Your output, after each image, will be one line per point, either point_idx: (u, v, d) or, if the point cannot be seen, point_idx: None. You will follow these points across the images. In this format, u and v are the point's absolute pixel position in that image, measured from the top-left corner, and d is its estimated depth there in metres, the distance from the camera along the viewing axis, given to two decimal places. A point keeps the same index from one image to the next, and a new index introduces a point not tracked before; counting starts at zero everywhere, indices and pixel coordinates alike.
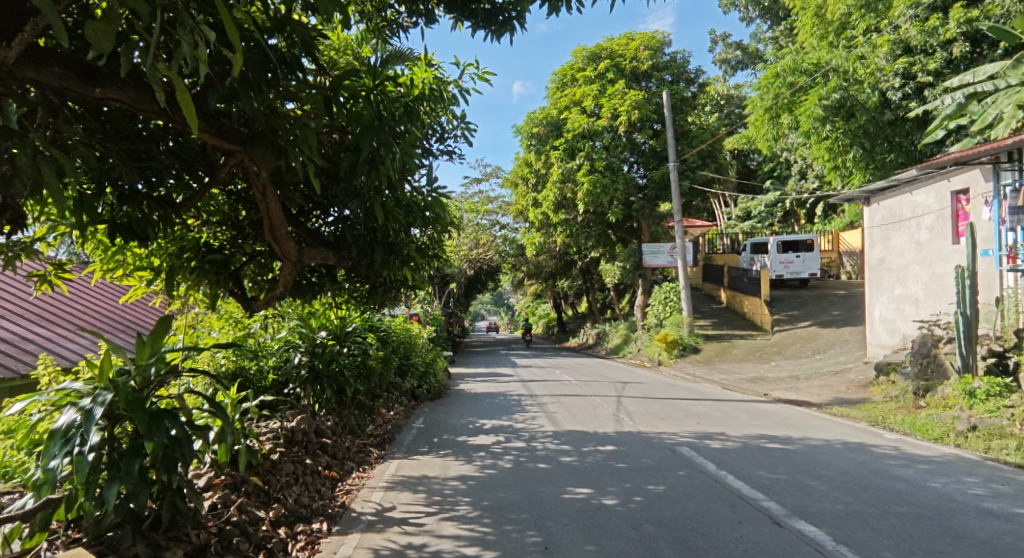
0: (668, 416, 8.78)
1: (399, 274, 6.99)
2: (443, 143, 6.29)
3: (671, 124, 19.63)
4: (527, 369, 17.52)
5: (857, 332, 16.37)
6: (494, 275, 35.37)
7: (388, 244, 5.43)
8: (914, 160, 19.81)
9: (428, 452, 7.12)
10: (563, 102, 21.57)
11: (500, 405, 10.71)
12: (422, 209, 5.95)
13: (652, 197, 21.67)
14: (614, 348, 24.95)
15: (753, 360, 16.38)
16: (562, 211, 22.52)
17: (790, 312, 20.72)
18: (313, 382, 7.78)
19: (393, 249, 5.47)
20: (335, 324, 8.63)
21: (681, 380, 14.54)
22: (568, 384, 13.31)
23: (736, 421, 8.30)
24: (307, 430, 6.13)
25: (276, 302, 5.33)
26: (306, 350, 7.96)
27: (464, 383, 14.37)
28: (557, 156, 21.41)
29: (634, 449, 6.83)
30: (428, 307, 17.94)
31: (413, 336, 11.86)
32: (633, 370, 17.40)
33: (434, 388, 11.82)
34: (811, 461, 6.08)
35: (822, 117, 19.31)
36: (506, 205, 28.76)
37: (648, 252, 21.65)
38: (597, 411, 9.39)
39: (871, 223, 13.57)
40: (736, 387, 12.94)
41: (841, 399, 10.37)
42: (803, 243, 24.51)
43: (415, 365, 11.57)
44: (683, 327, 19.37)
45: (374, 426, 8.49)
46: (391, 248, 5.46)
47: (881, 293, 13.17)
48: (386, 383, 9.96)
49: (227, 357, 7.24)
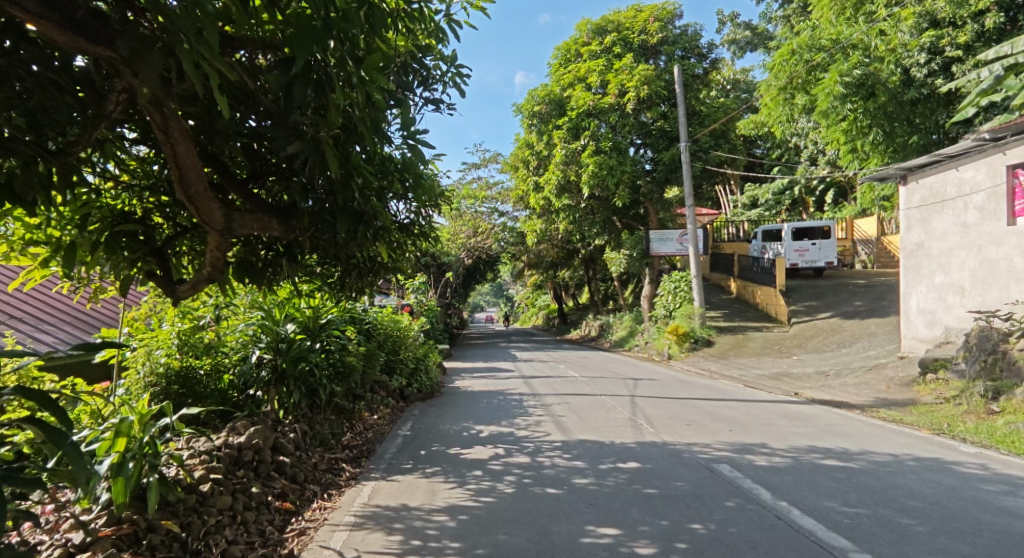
0: (693, 423, 7.58)
1: (379, 254, 5.80)
2: (424, 93, 5.09)
3: (683, 102, 18.41)
4: (528, 364, 16.34)
5: (885, 324, 15.18)
6: (493, 265, 34.12)
7: (354, 214, 4.27)
8: (936, 142, 18.62)
9: (412, 470, 5.91)
10: (566, 79, 20.25)
11: (499, 406, 9.50)
12: (402, 172, 4.78)
13: (661, 180, 20.45)
14: (619, 340, 23.80)
15: (772, 354, 15.19)
16: (565, 196, 21.24)
17: (808, 303, 19.53)
18: (279, 384, 6.60)
19: (361, 222, 4.30)
20: (310, 317, 7.43)
21: (696, 377, 13.34)
22: (574, 382, 12.09)
23: (774, 429, 7.09)
24: (258, 446, 4.97)
25: (205, 285, 4.15)
26: (270, 346, 6.74)
27: (460, 380, 13.17)
28: (560, 136, 20.05)
29: (663, 468, 5.60)
30: (421, 297, 16.70)
31: (403, 328, 10.62)
32: (641, 365, 16.21)
33: (425, 387, 10.59)
34: (889, 486, 4.84)
35: (841, 95, 18.04)
36: (505, 191, 27.49)
37: (656, 239, 20.43)
38: (610, 415, 8.20)
39: (907, 205, 12.33)
40: (759, 384, 11.74)
41: (884, 400, 9.17)
42: (818, 230, 23.29)
43: (404, 363, 10.35)
44: (694, 319, 18.18)
45: (352, 436, 7.30)
46: (359, 219, 4.30)
47: (919, 282, 11.93)
48: (368, 383, 8.73)
49: (170, 356, 6.05)
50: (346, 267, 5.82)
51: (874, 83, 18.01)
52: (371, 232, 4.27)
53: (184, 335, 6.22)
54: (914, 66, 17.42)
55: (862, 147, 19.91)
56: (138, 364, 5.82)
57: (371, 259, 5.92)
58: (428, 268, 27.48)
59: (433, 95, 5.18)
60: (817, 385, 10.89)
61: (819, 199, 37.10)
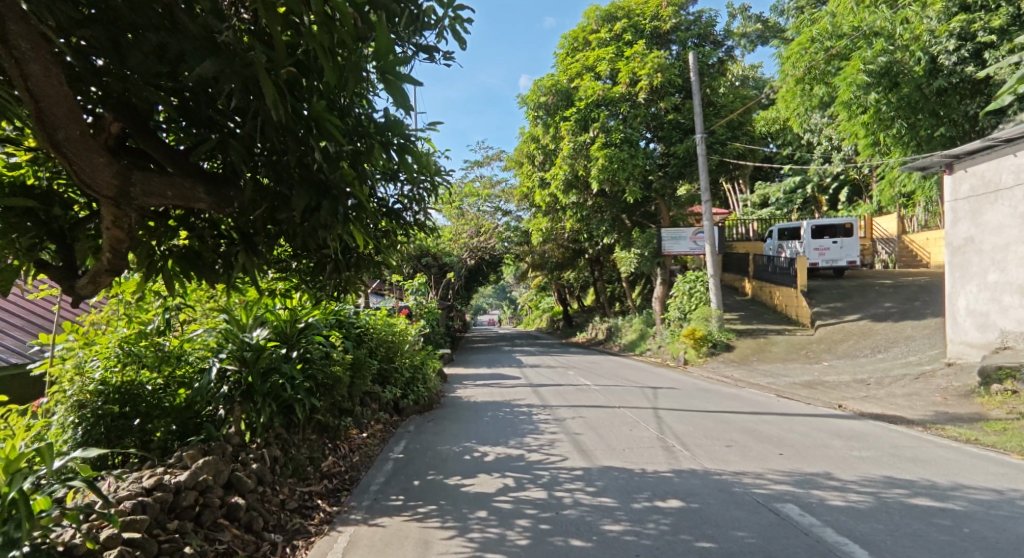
0: (734, 444, 6.49)
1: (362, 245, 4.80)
2: (418, 40, 4.02)
3: (698, 91, 17.37)
4: (536, 370, 15.25)
5: (922, 327, 14.07)
6: (496, 265, 33.05)
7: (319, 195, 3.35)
8: (964, 135, 17.54)
9: (401, 507, 4.83)
10: (574, 69, 19.14)
11: (506, 421, 8.42)
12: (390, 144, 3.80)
13: (674, 174, 19.30)
14: (629, 344, 22.74)
15: (799, 360, 14.09)
16: (572, 192, 20.09)
17: (832, 304, 18.44)
18: (247, 401, 5.51)
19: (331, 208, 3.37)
20: (286, 322, 6.36)
21: (719, 385, 12.26)
22: (587, 391, 11.00)
23: (834, 453, 5.99)
24: (205, 485, 3.97)
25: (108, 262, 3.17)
26: (232, 354, 5.62)
27: (462, 388, 12.08)
28: (567, 128, 18.85)
29: (713, 506, 4.51)
30: (421, 298, 15.63)
31: (398, 332, 9.55)
32: (657, 371, 15.12)
33: (422, 398, 9.44)
34: (1019, 541, 3.73)
35: (865, 85, 16.80)
36: (509, 189, 26.39)
37: (668, 237, 19.34)
38: (635, 434, 7.11)
39: (951, 196, 11.23)
40: (792, 394, 10.65)
41: (945, 414, 8.09)
42: (840, 228, 22.12)
43: (399, 372, 9.26)
44: (712, 322, 17.09)
45: (334, 460, 6.23)
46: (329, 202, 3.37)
47: (968, 281, 10.80)
48: (356, 395, 7.63)
49: (110, 369, 4.90)
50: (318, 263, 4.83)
51: (898, 72, 16.81)
52: (339, 223, 3.33)
53: (128, 343, 5.09)
54: (942, 53, 16.37)
55: (883, 141, 18.90)
56: (66, 381, 4.68)
57: (356, 254, 4.88)
58: (429, 268, 26.48)
59: (430, 44, 4.10)
60: (859, 396, 9.80)
61: (831, 197, 36.00)
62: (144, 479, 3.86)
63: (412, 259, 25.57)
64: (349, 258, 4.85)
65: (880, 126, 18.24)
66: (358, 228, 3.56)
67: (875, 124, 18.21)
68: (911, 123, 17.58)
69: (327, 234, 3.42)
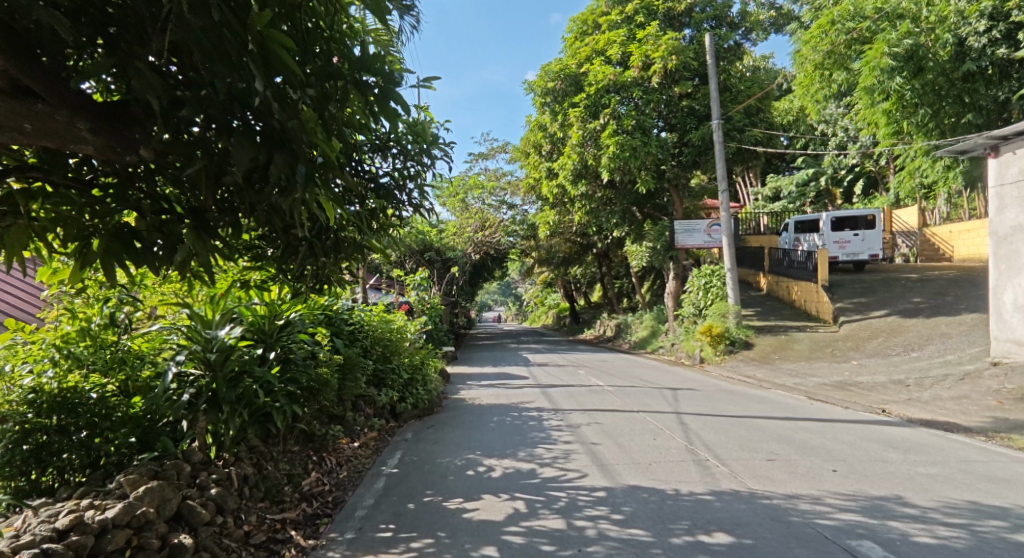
0: (777, 458, 5.66)
1: (341, 222, 4.03)
2: None
3: (715, 74, 16.55)
4: (543, 369, 14.41)
5: (957, 324, 13.31)
6: (502, 261, 32.27)
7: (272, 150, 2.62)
8: (995, 122, 16.57)
9: (389, 541, 4.02)
10: (583, 53, 18.27)
11: (513, 428, 7.57)
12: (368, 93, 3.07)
13: (689, 163, 18.47)
14: (640, 341, 21.93)
15: (826, 360, 13.37)
16: (581, 182, 19.24)
17: (856, 299, 17.60)
18: (213, 410, 4.64)
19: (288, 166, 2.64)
20: (264, 319, 5.54)
21: (742, 386, 11.45)
22: (601, 393, 10.17)
23: (898, 470, 5.14)
24: (146, 519, 3.30)
25: None
26: (193, 356, 4.75)
27: (467, 389, 11.29)
28: (576, 115, 17.98)
29: (769, 542, 3.69)
30: (424, 293, 14.84)
31: (397, 330, 8.75)
32: (672, 370, 14.31)
33: (422, 402, 8.58)
34: None
35: (889, 69, 15.71)
36: (515, 181, 25.56)
37: (681, 230, 18.48)
38: (661, 446, 6.29)
39: (995, 180, 10.34)
40: (825, 397, 9.80)
41: (1006, 421, 7.24)
42: (862, 220, 21.25)
43: (396, 373, 8.41)
44: (729, 318, 16.28)
45: (317, 476, 5.40)
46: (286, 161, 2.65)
47: (1016, 273, 9.91)
48: (346, 399, 6.82)
49: (45, 374, 4.08)
50: (287, 248, 4.08)
51: (923, 56, 15.73)
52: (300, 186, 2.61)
53: (67, 343, 4.30)
54: (971, 33, 15.45)
55: (906, 129, 17.62)
56: None
57: (338, 236, 4.10)
58: (432, 263, 25.70)
59: None
60: (901, 400, 8.98)
61: (846, 190, 35.04)
62: (63, 513, 3.17)
63: (415, 254, 24.81)
64: (327, 240, 4.06)
65: (903, 114, 17.02)
66: (326, 198, 2.82)
67: (897, 111, 17.01)
68: (936, 109, 16.49)
69: (285, 201, 2.66)
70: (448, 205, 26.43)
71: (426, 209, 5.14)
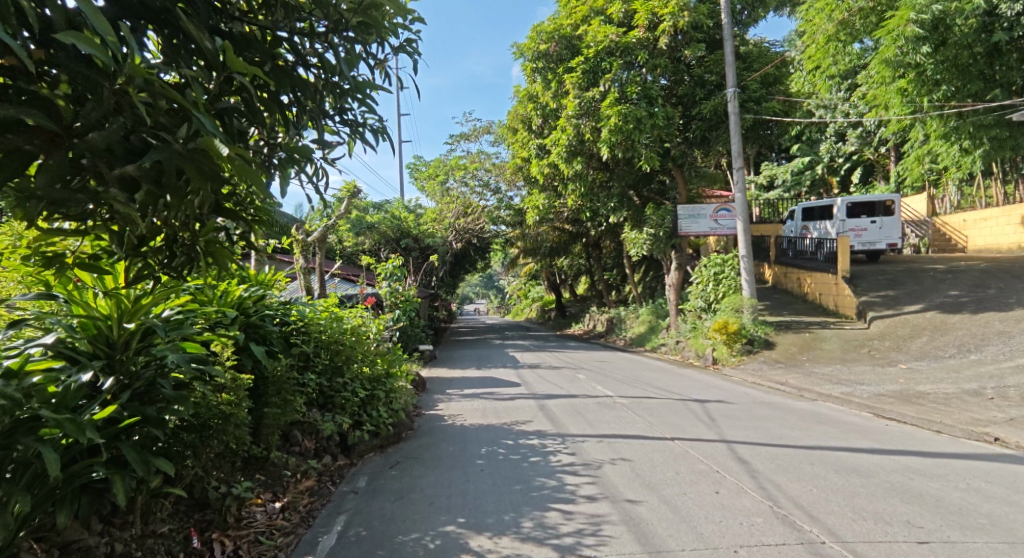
0: (932, 540, 3.59)
1: (134, 80, 2.03)
2: None
3: (731, 37, 14.51)
4: (536, 372, 12.43)
5: (1012, 321, 11.95)
6: (485, 251, 30.14)
7: None
8: None
9: None
10: (580, 12, 16.18)
11: (508, 470, 5.36)
12: None
13: (697, 140, 16.52)
14: (636, 339, 19.95)
15: (867, 361, 11.65)
16: (577, 160, 17.03)
17: (883, 293, 15.84)
18: None
19: None
20: (105, 323, 3.33)
21: (779, 396, 9.54)
22: (614, 409, 8.08)
23: None
24: None
25: None
26: None
27: (446, 401, 9.12)
28: (572, 81, 15.78)
29: None
30: (398, 282, 12.62)
31: (352, 328, 6.53)
32: (686, 374, 12.37)
33: (384, 427, 6.38)
34: None
35: (917, 39, 13.02)
36: (500, 164, 23.40)
37: (686, 215, 16.43)
38: (729, 510, 4.16)
39: None
40: (893, 411, 7.93)
41: None
42: (880, 205, 19.69)
43: (351, 391, 6.14)
44: (745, 312, 14.37)
45: None
46: None
47: None
48: (265, 436, 4.66)
49: None
50: (11, 157, 1.99)
51: (948, 25, 13.26)
52: None
53: None
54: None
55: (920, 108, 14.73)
56: None
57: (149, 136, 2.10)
58: (409, 251, 23.36)
59: None
60: (1002, 421, 7.05)
61: (843, 179, 33.38)
62: None
63: (389, 241, 22.61)
64: (112, 130, 2.03)
65: (919, 93, 14.45)
66: None
67: (912, 92, 14.50)
68: (958, 88, 14.04)
69: None
70: (427, 189, 24.33)
71: (365, 138, 3.11)
